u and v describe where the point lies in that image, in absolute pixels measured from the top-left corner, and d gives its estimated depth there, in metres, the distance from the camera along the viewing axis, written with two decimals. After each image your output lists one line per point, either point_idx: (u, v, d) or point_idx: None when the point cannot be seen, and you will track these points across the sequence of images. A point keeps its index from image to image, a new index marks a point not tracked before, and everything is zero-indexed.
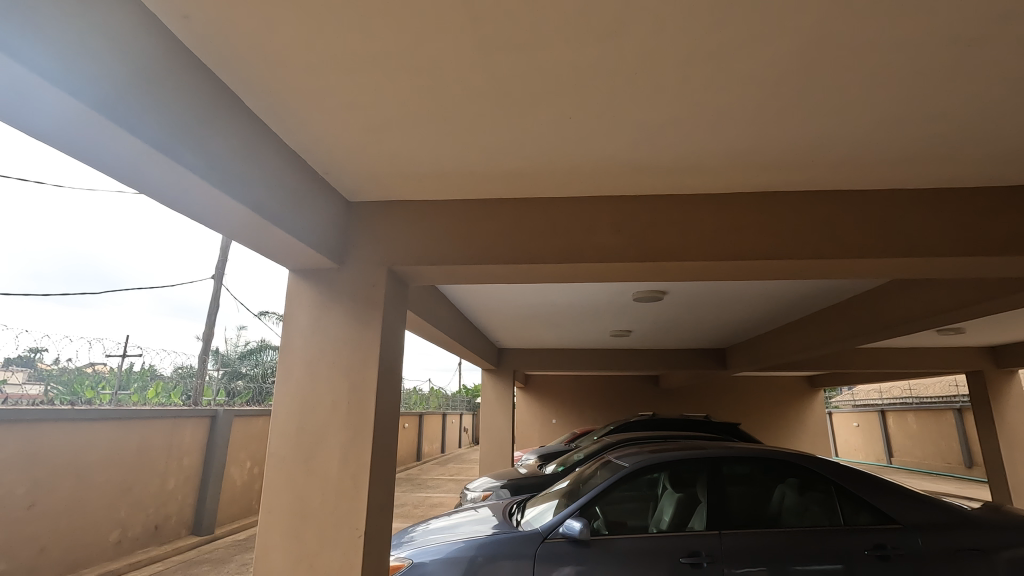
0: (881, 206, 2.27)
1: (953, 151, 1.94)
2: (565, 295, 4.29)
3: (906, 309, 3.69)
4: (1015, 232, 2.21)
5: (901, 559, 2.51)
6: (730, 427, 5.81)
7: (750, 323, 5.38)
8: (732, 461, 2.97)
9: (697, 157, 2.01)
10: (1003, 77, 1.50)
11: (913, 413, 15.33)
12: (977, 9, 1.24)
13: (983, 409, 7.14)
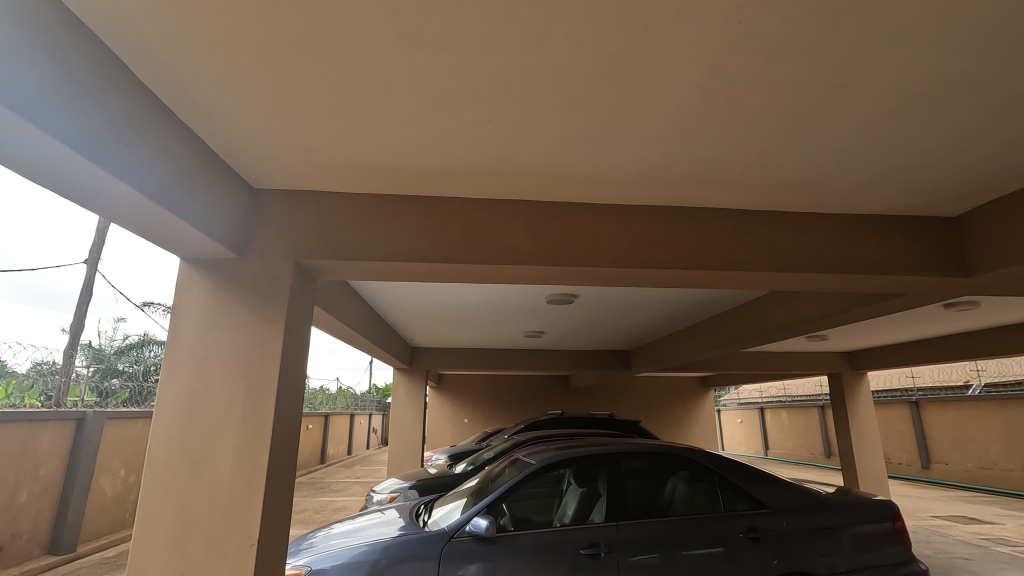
0: (762, 225, 2.54)
1: (821, 181, 2.23)
2: (480, 295, 4.32)
3: (782, 318, 4.14)
4: (864, 254, 2.55)
5: (769, 539, 2.82)
6: (632, 424, 6.16)
7: (652, 327, 5.77)
8: (630, 456, 3.17)
9: (607, 171, 2.14)
10: (870, 116, 1.72)
11: (785, 410, 17.24)
12: (854, 52, 1.41)
13: (840, 406, 8.21)
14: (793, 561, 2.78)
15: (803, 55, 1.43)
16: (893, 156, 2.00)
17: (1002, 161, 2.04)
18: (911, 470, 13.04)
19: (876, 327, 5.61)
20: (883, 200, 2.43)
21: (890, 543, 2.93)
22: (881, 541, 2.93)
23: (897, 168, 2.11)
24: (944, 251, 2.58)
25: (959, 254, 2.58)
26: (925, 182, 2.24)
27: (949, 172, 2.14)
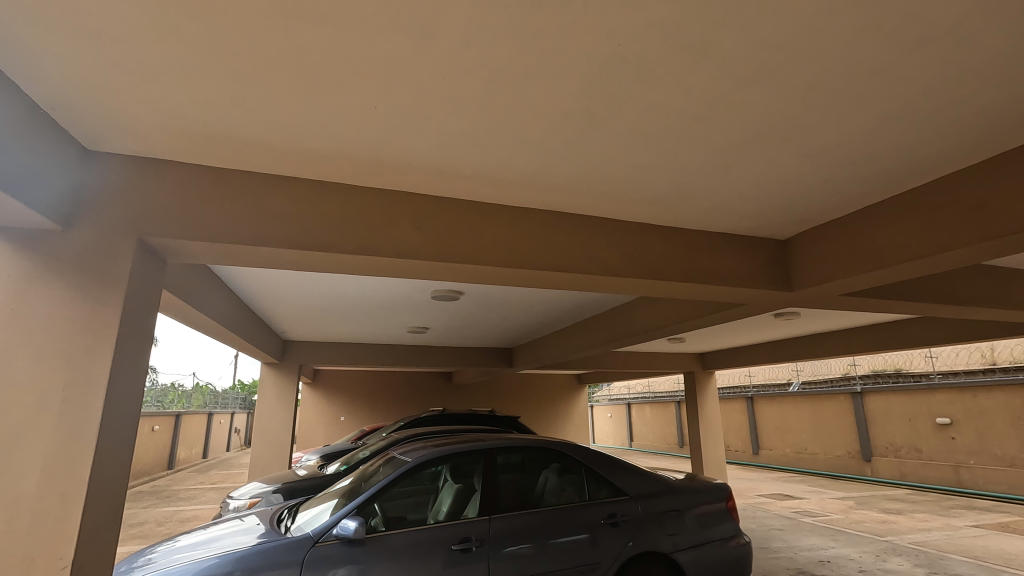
0: (633, 235, 2.76)
1: (683, 200, 2.48)
2: (362, 287, 4.14)
3: (647, 321, 4.54)
4: (716, 267, 2.88)
5: (626, 523, 3.07)
6: (511, 420, 6.33)
7: (534, 326, 5.99)
8: (506, 451, 3.25)
9: (494, 171, 2.17)
10: (723, 145, 1.95)
11: (648, 405, 18.98)
12: (713, 86, 1.59)
13: (692, 401, 9.23)
14: (646, 542, 3.05)
15: (671, 82, 1.57)
16: (740, 182, 2.28)
17: (818, 195, 2.43)
18: (745, 456, 15.10)
19: (723, 332, 6.40)
20: (731, 220, 2.77)
21: (722, 520, 3.35)
22: (716, 518, 3.33)
23: (743, 194, 2.42)
24: (775, 268, 3.01)
25: (786, 272, 3.02)
26: (763, 208, 2.60)
27: (782, 201, 2.50)
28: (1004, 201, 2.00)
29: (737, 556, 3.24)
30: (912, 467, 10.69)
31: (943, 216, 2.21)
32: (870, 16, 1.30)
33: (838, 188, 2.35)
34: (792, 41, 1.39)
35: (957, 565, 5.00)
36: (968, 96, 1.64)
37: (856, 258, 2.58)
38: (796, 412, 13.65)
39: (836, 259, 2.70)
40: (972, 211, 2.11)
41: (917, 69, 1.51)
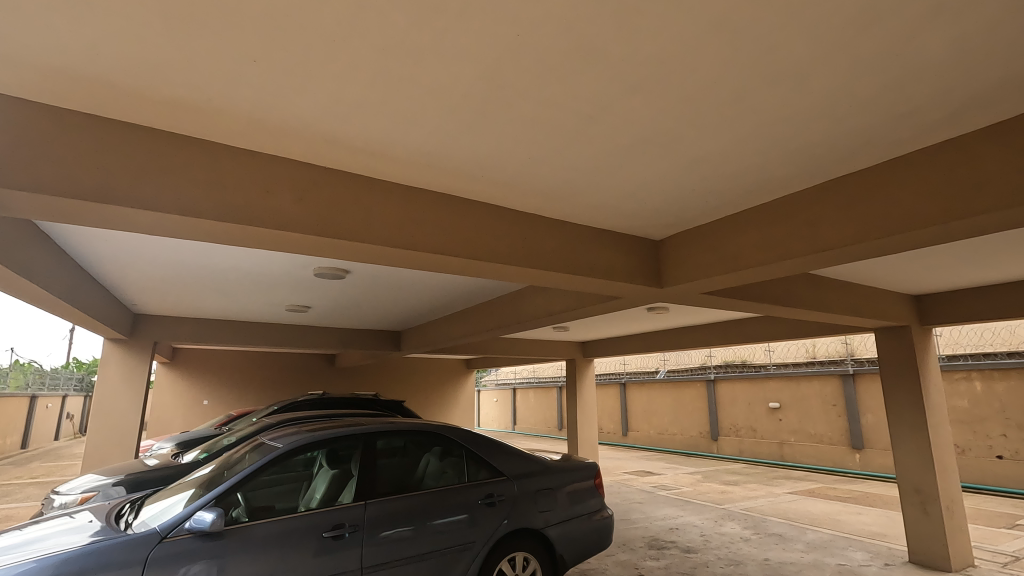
0: (525, 225, 2.83)
1: (573, 195, 2.59)
2: (234, 259, 3.78)
3: (533, 309, 4.71)
4: (600, 261, 3.05)
5: (502, 503, 3.19)
6: (395, 404, 6.21)
7: (423, 310, 5.92)
8: (387, 435, 3.18)
9: (386, 147, 2.08)
10: (611, 146, 2.07)
11: (532, 390, 19.80)
12: (605, 89, 1.68)
13: (572, 386, 9.80)
14: (519, 519, 3.20)
15: (567, 79, 1.63)
16: (623, 183, 2.44)
17: (689, 202, 2.69)
18: (615, 437, 16.44)
19: (602, 322, 6.85)
20: (615, 219, 2.96)
21: (590, 496, 3.62)
22: (584, 495, 3.59)
23: (626, 195, 2.59)
24: (650, 266, 3.27)
25: (659, 270, 3.30)
26: (642, 210, 2.81)
27: (658, 204, 2.72)
28: (886, 199, 2.18)
29: (600, 528, 3.53)
30: (748, 444, 12.43)
31: (784, 230, 2.57)
32: (739, 46, 1.46)
33: (705, 197, 2.63)
34: (675, 57, 1.52)
35: (775, 526, 5.94)
36: (809, 128, 1.92)
37: (715, 261, 2.91)
38: (661, 397, 15.12)
39: (700, 261, 3.01)
40: (805, 227, 2.47)
41: (773, 99, 1.72)
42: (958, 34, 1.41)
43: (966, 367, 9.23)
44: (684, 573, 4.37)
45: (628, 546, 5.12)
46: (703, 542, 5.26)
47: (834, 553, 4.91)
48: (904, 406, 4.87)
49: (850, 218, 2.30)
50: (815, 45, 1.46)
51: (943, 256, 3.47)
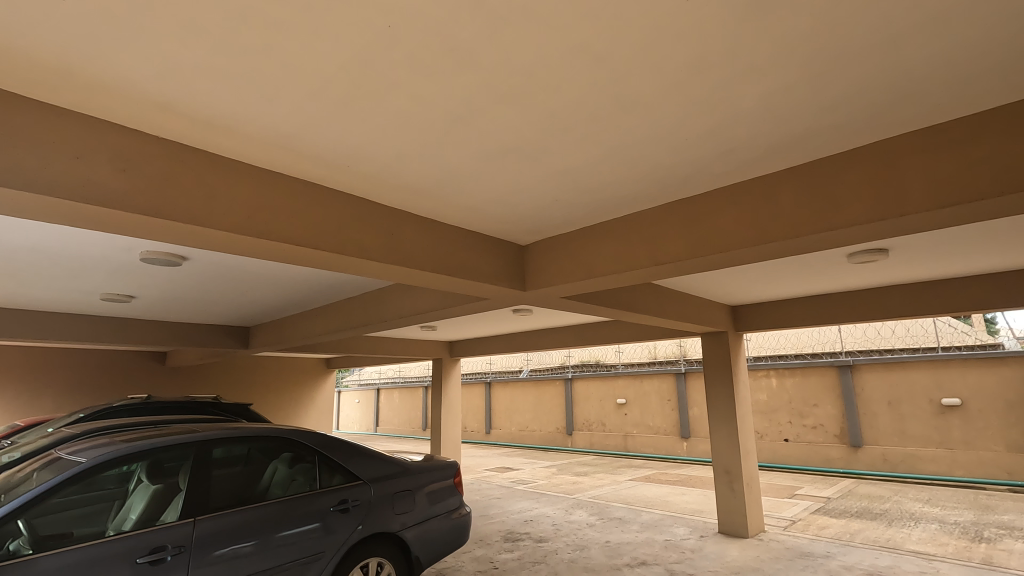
0: (393, 221, 2.75)
1: (442, 194, 2.59)
2: (27, 236, 3.08)
3: (400, 308, 4.58)
4: (467, 262, 3.08)
5: (356, 508, 3.05)
6: (239, 408, 5.59)
7: (278, 304, 5.43)
8: (226, 443, 2.86)
9: (236, 123, 1.88)
10: (480, 150, 2.12)
11: (397, 390, 19.32)
12: (474, 93, 1.70)
13: (438, 386, 9.76)
14: (374, 524, 3.09)
15: (437, 78, 1.62)
16: (491, 187, 2.50)
17: (551, 211, 2.85)
18: (479, 435, 16.81)
19: (470, 322, 6.92)
20: (483, 221, 3.01)
21: (449, 495, 3.63)
22: (443, 494, 3.59)
23: (495, 199, 2.66)
24: (515, 269, 3.39)
25: (523, 274, 3.43)
26: (510, 215, 2.90)
27: (524, 211, 2.84)
28: (718, 220, 2.51)
29: (458, 526, 3.56)
30: (598, 438, 13.56)
31: (632, 244, 2.85)
32: (595, 71, 1.59)
33: (566, 208, 2.81)
34: (540, 72, 1.60)
35: (616, 510, 6.55)
36: (653, 153, 2.16)
37: (574, 268, 3.12)
38: (523, 396, 15.79)
39: (561, 267, 3.20)
40: (649, 242, 2.77)
41: (623, 123, 1.91)
42: (763, 89, 1.70)
43: (766, 366, 11.11)
44: (535, 561, 4.60)
45: (484, 541, 5.24)
46: (554, 531, 5.61)
47: (662, 530, 5.57)
48: (720, 399, 5.71)
49: (684, 236, 2.63)
50: (658, 80, 1.64)
51: (752, 272, 4.13)
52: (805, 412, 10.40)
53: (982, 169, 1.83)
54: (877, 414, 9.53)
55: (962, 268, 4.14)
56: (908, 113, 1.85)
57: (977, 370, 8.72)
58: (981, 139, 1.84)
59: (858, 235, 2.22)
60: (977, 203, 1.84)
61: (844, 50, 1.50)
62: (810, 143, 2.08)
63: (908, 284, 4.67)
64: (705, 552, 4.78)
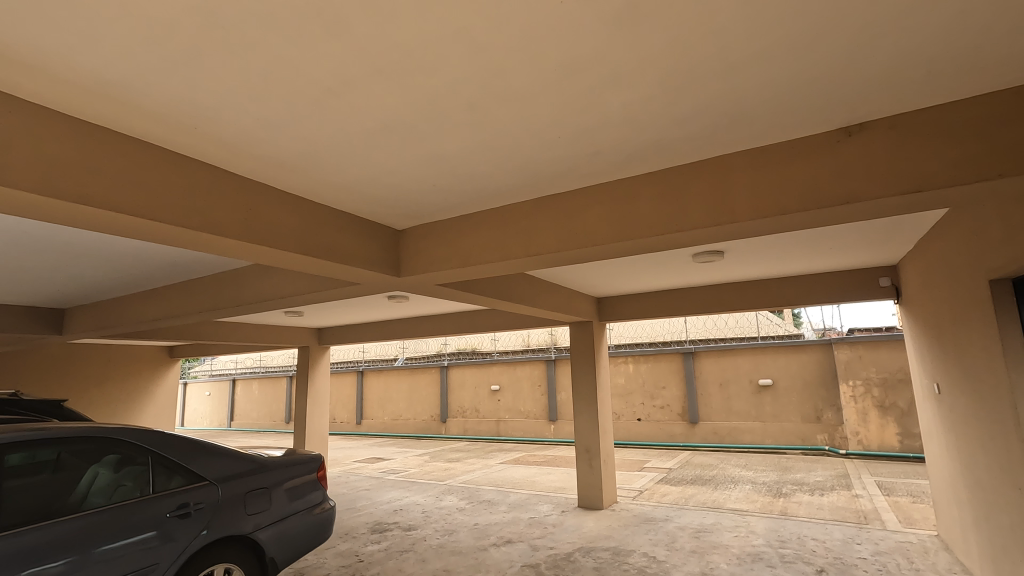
0: (252, 195, 2.49)
1: (311, 170, 2.41)
2: None
3: (260, 291, 4.18)
4: (338, 245, 2.91)
5: (200, 512, 2.74)
6: (51, 405, 4.67)
7: (104, 283, 4.63)
8: (27, 447, 2.38)
9: (44, 62, 1.55)
10: (353, 126, 2.00)
11: (257, 381, 17.70)
12: (349, 65, 1.60)
13: (304, 376, 9.13)
14: (221, 527, 2.81)
15: (305, 43, 1.50)
16: (366, 166, 2.39)
17: (429, 196, 2.80)
18: (349, 426, 16.14)
19: (342, 308, 6.56)
20: (356, 202, 2.86)
21: (311, 490, 3.42)
22: (305, 490, 3.38)
23: (370, 179, 2.54)
24: (389, 254, 3.29)
25: (398, 259, 3.34)
26: (385, 197, 2.80)
27: (401, 194, 2.75)
28: (587, 216, 2.67)
29: (320, 521, 3.37)
30: (472, 424, 13.81)
31: (507, 235, 2.92)
32: (475, 59, 1.59)
33: (444, 194, 2.78)
34: (419, 51, 1.55)
35: (485, 493, 6.75)
36: (528, 148, 2.23)
37: (449, 256, 3.12)
38: (397, 384, 15.45)
39: (436, 254, 3.18)
40: (523, 234, 2.86)
41: (502, 115, 1.94)
42: (627, 98, 1.84)
43: (625, 353, 12.17)
44: (403, 550, 4.56)
45: (350, 535, 5.06)
46: (424, 518, 5.60)
47: (527, 508, 5.88)
48: (584, 383, 6.15)
49: (554, 230, 2.76)
50: (535, 77, 1.70)
51: (614, 266, 4.49)
52: (655, 394, 11.64)
53: (791, 187, 2.18)
54: (711, 394, 11.01)
55: (777, 270, 4.93)
56: (742, 133, 2.14)
57: (786, 355, 10.46)
58: (792, 163, 2.20)
59: (699, 237, 2.53)
60: (788, 215, 2.20)
61: (693, 71, 1.69)
62: (666, 152, 2.30)
63: (738, 282, 5.45)
64: (566, 525, 5.14)
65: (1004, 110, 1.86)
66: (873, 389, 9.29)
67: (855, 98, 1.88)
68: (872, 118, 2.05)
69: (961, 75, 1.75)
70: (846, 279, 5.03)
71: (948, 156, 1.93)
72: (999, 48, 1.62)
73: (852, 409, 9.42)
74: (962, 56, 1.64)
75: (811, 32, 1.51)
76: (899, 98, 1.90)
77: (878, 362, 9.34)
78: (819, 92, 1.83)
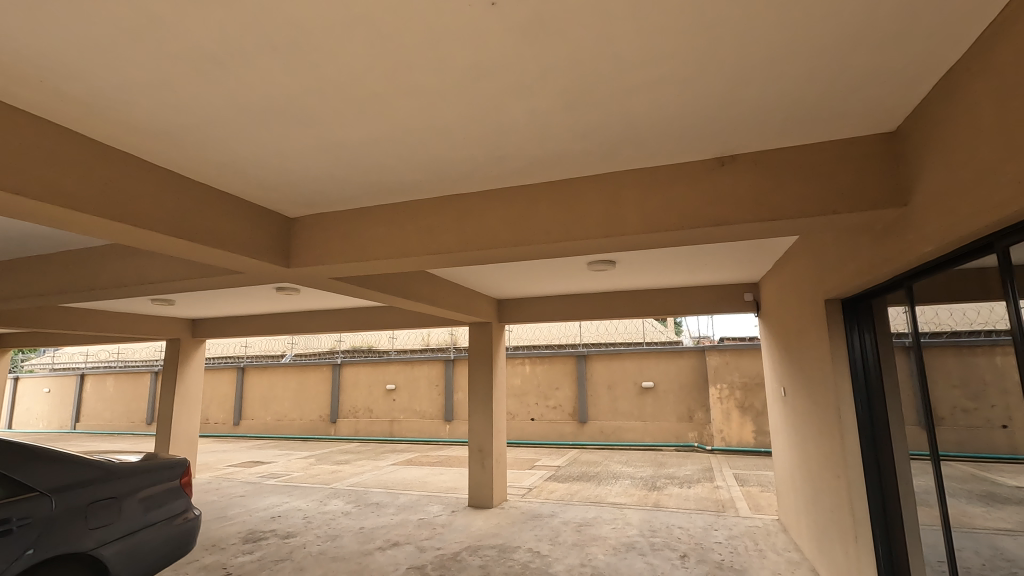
0: (117, 166, 2.19)
1: (189, 144, 2.18)
2: None
3: (120, 275, 3.69)
4: (221, 229, 2.66)
5: (25, 529, 2.36)
6: None
7: None
8: None
9: None
10: (242, 102, 1.85)
11: (112, 377, 15.55)
12: (239, 35, 1.48)
13: (172, 372, 8.19)
14: (54, 545, 2.43)
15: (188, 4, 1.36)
16: (255, 146, 2.21)
17: (326, 184, 2.66)
18: (225, 428, 14.80)
19: (222, 298, 5.99)
20: (243, 184, 2.64)
21: (172, 498, 3.08)
22: (164, 498, 3.03)
23: (259, 160, 2.35)
24: (278, 243, 3.07)
25: (288, 249, 3.14)
26: (277, 181, 2.61)
27: (295, 179, 2.59)
28: (489, 218, 2.70)
29: (181, 533, 3.04)
30: (364, 424, 13.30)
31: (408, 232, 2.87)
32: (379, 48, 1.55)
33: (343, 184, 2.67)
34: (319, 31, 1.47)
35: (374, 495, 6.54)
36: (433, 146, 2.22)
37: (344, 250, 2.99)
38: (283, 382, 14.42)
39: (330, 247, 3.03)
40: (423, 231, 2.83)
41: (407, 109, 1.91)
42: (529, 108, 1.91)
43: (522, 355, 12.48)
44: (279, 559, 4.27)
45: (218, 546, 4.63)
46: (304, 524, 5.28)
47: (417, 510, 5.80)
48: (481, 384, 6.21)
49: (456, 230, 2.76)
50: (442, 76, 1.69)
51: (514, 269, 4.59)
52: (549, 395, 12.07)
53: (673, 207, 2.39)
54: (600, 395, 11.66)
55: (661, 282, 5.36)
56: (634, 153, 2.31)
57: (666, 360, 11.39)
58: (675, 184, 2.41)
59: (592, 247, 2.67)
60: (668, 232, 2.40)
61: (593, 89, 1.79)
62: (566, 163, 2.41)
63: (627, 290, 5.84)
64: (454, 525, 5.15)
65: (841, 156, 2.20)
66: (736, 392, 10.42)
67: (729, 132, 2.12)
68: (740, 152, 2.31)
69: (809, 121, 2.05)
70: (718, 292, 5.61)
71: (798, 190, 2.23)
72: (838, 103, 1.92)
73: (718, 409, 10.48)
74: (811, 105, 1.92)
75: (694, 66, 1.66)
76: (764, 136, 2.17)
77: (741, 368, 10.51)
78: (700, 123, 2.04)
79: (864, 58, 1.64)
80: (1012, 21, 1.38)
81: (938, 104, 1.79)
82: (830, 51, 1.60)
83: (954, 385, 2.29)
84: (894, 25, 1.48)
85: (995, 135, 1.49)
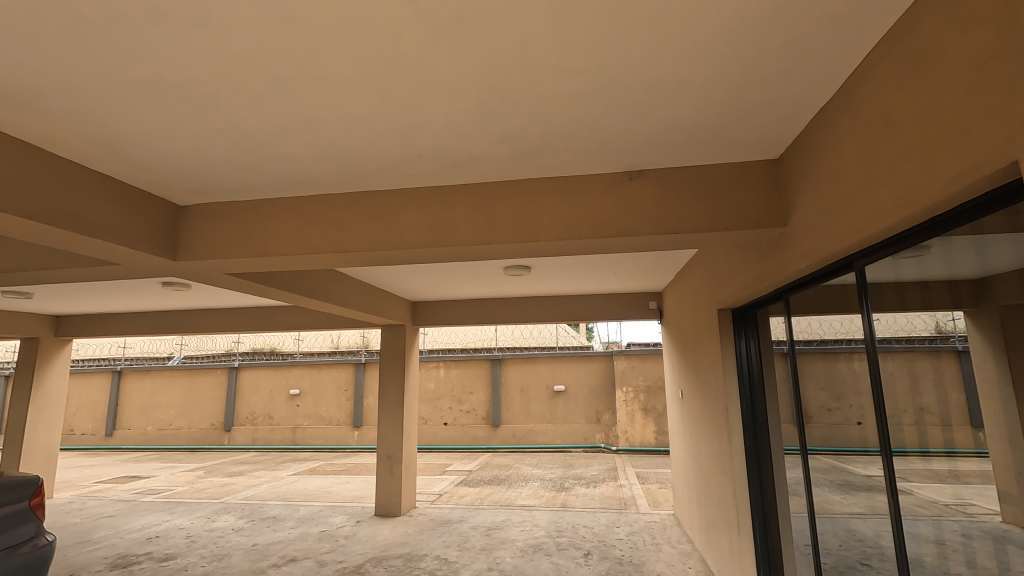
0: None
1: (55, 116, 1.90)
2: None
3: None
4: (94, 215, 2.35)
5: None
6: None
7: None
8: None
9: None
10: (120, 71, 1.64)
11: None
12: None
13: (26, 376, 7.09)
14: None
15: None
16: (138, 124, 1.98)
17: (223, 172, 2.45)
18: (95, 440, 13.08)
19: (95, 292, 5.30)
20: (124, 166, 2.36)
21: (16, 524, 2.64)
22: (6, 524, 2.60)
23: (144, 140, 2.11)
24: (164, 233, 2.77)
25: (175, 240, 2.84)
26: (165, 165, 2.36)
27: (187, 164, 2.35)
28: (403, 218, 2.63)
29: (27, 563, 2.61)
30: (263, 432, 12.39)
31: (315, 227, 2.71)
32: (285, 29, 1.44)
33: (241, 173, 2.46)
34: (215, 4, 1.35)
35: (270, 509, 6.09)
36: (344, 139, 2.11)
37: (242, 244, 2.76)
38: (168, 388, 13.04)
39: (226, 239, 2.78)
40: (333, 228, 2.69)
41: (317, 98, 1.80)
42: (446, 108, 1.88)
43: (437, 359, 12.31)
44: None
45: None
46: (187, 545, 4.78)
47: (318, 522, 5.48)
48: (392, 389, 6.02)
49: (368, 228, 2.65)
50: (355, 67, 1.62)
51: (429, 271, 4.51)
52: (463, 399, 12.01)
53: (585, 216, 2.47)
54: (513, 399, 11.80)
55: (573, 289, 5.54)
56: (550, 161, 2.36)
57: (577, 364, 11.80)
58: (588, 194, 2.49)
59: (506, 252, 2.69)
60: (581, 240, 2.48)
61: (511, 95, 1.81)
62: (484, 166, 2.40)
63: (542, 296, 5.97)
64: (358, 536, 4.94)
65: (735, 177, 2.40)
66: (640, 394, 11.03)
67: (638, 148, 2.23)
68: (647, 168, 2.45)
69: (707, 144, 2.22)
70: (626, 300, 5.91)
71: (697, 206, 2.41)
72: (732, 129, 2.09)
73: (624, 411, 11.02)
74: (709, 129, 2.08)
75: (606, 81, 1.73)
76: (668, 154, 2.31)
77: (645, 372, 11.15)
78: (611, 137, 2.13)
79: (753, 91, 1.81)
80: (872, 69, 1.59)
81: (813, 138, 2.01)
82: (725, 81, 1.74)
83: (820, 387, 2.57)
84: (779, 62, 1.64)
85: (856, 167, 1.70)
